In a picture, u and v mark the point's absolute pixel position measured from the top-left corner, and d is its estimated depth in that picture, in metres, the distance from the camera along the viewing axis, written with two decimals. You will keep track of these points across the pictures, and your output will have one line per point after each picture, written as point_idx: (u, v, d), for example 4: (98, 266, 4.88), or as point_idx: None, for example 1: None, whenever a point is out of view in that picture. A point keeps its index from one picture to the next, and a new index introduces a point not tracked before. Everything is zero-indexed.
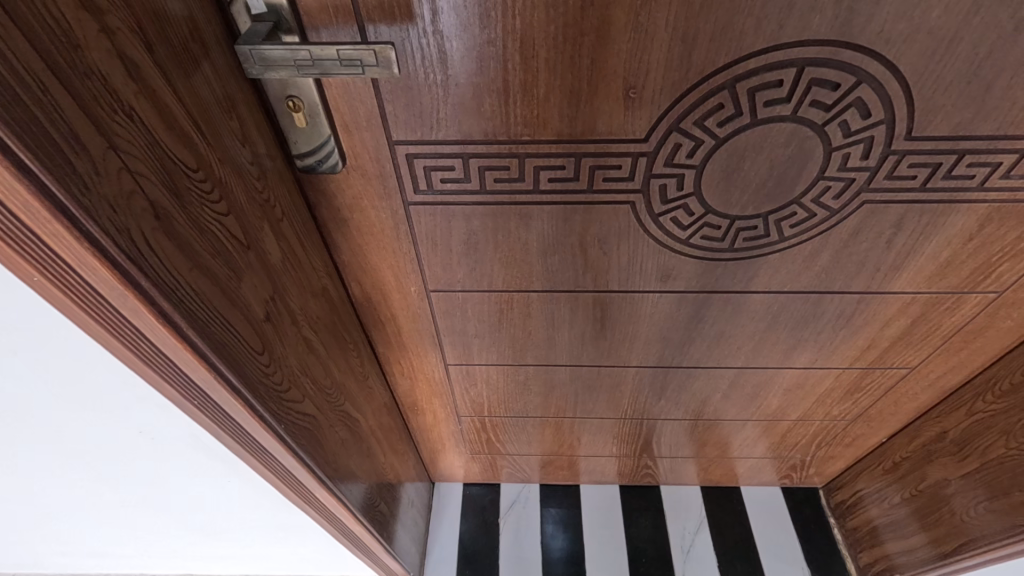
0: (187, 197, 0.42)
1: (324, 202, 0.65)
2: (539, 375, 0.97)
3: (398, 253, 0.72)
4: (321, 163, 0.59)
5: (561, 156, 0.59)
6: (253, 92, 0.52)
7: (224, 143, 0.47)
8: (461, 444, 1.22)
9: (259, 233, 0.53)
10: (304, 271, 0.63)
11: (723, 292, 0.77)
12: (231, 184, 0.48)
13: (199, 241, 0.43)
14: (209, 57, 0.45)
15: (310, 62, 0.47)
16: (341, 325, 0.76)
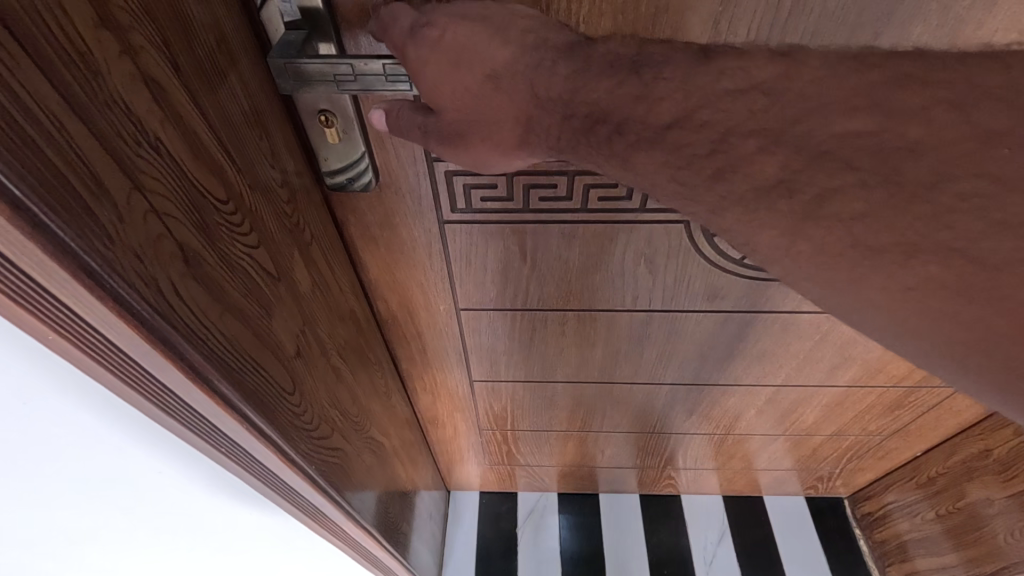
0: (216, 232, 0.37)
1: (353, 219, 0.60)
2: (567, 390, 0.92)
3: (429, 271, 0.68)
4: (353, 180, 0.55)
5: (553, 174, 0.55)
6: (282, 107, 0.47)
7: (256, 165, 0.42)
8: (479, 455, 1.18)
9: (289, 262, 0.48)
10: (332, 295, 0.58)
11: (773, 312, 0.73)
12: (261, 211, 0.43)
13: (229, 281, 0.38)
14: (239, 70, 0.40)
15: (351, 77, 0.42)
16: (366, 348, 0.71)
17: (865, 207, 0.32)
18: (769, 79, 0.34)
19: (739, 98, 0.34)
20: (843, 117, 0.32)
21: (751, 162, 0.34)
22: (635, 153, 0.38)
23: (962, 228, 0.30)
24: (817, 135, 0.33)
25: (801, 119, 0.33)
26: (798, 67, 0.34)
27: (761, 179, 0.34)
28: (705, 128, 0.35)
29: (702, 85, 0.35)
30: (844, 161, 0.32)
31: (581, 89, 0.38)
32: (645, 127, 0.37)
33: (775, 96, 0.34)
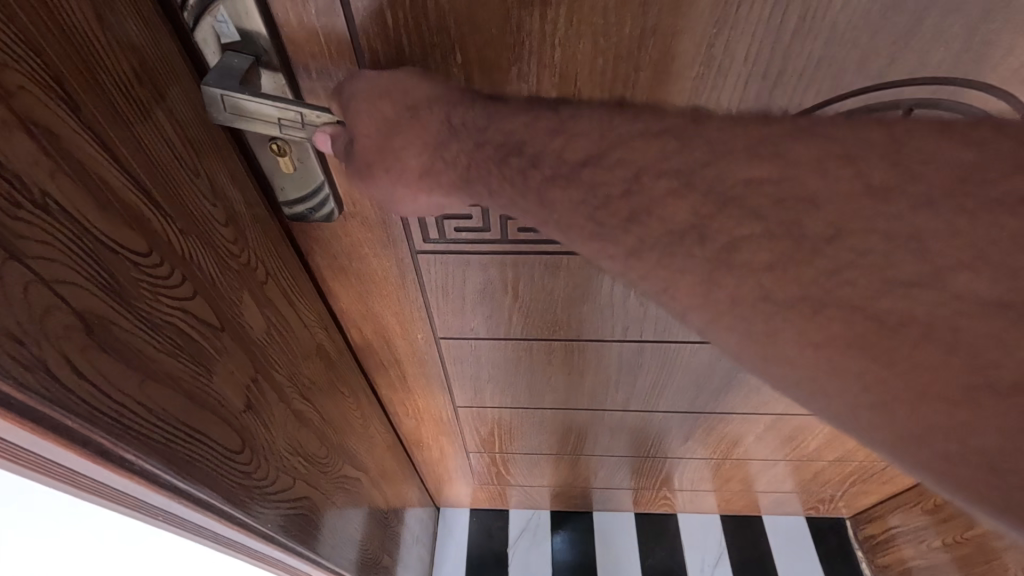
0: (135, 291, 0.33)
1: (318, 248, 0.56)
2: (556, 417, 0.88)
3: (403, 300, 0.63)
4: (313, 211, 0.50)
5: None
6: (229, 138, 0.42)
7: (192, 207, 0.38)
8: (468, 475, 1.13)
9: (236, 308, 0.43)
10: (293, 333, 0.54)
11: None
12: (199, 258, 0.38)
13: (153, 343, 0.34)
14: (169, 103, 0.35)
15: (298, 125, 0.38)
16: (339, 381, 0.67)
17: (775, 258, 0.28)
18: (677, 127, 0.31)
19: (650, 139, 0.31)
20: (750, 162, 0.29)
21: (661, 203, 0.31)
22: (550, 188, 0.34)
23: (882, 288, 0.26)
24: (722, 177, 0.29)
25: (710, 162, 0.30)
26: (705, 118, 0.31)
27: (675, 224, 0.30)
28: (618, 165, 0.32)
29: (613, 127, 0.32)
30: (751, 206, 0.28)
31: (498, 119, 0.36)
32: (558, 160, 0.34)
33: (687, 141, 0.31)
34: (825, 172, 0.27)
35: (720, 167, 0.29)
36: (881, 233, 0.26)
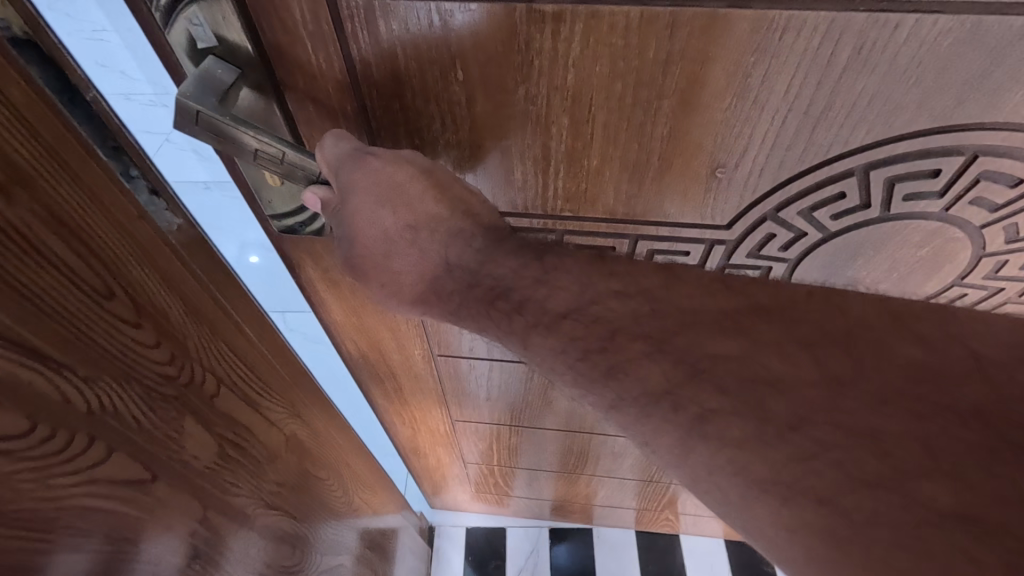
0: (7, 484, 0.30)
1: (311, 260, 0.53)
2: (557, 439, 0.85)
3: (399, 318, 0.60)
4: (303, 224, 0.47)
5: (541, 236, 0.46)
6: (169, 247, 0.39)
7: (104, 357, 0.34)
8: (466, 484, 1.10)
9: (171, 436, 0.41)
10: (253, 429, 0.51)
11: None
12: (118, 405, 0.36)
13: (32, 536, 0.31)
14: (75, 248, 0.32)
15: (277, 161, 0.36)
16: (317, 429, 0.64)
17: (744, 435, 0.28)
18: (651, 288, 0.34)
19: (624, 300, 0.34)
20: (715, 338, 0.31)
21: (632, 364, 0.33)
22: (533, 335, 0.36)
23: (849, 487, 0.25)
24: (692, 348, 0.31)
25: (681, 331, 0.32)
26: (677, 282, 0.34)
27: (651, 388, 0.32)
28: (595, 323, 0.34)
29: (594, 282, 0.35)
30: (720, 383, 0.30)
31: (488, 262, 0.38)
32: (542, 309, 0.36)
33: (659, 308, 0.34)
34: (776, 357, 0.30)
35: (687, 335, 0.32)
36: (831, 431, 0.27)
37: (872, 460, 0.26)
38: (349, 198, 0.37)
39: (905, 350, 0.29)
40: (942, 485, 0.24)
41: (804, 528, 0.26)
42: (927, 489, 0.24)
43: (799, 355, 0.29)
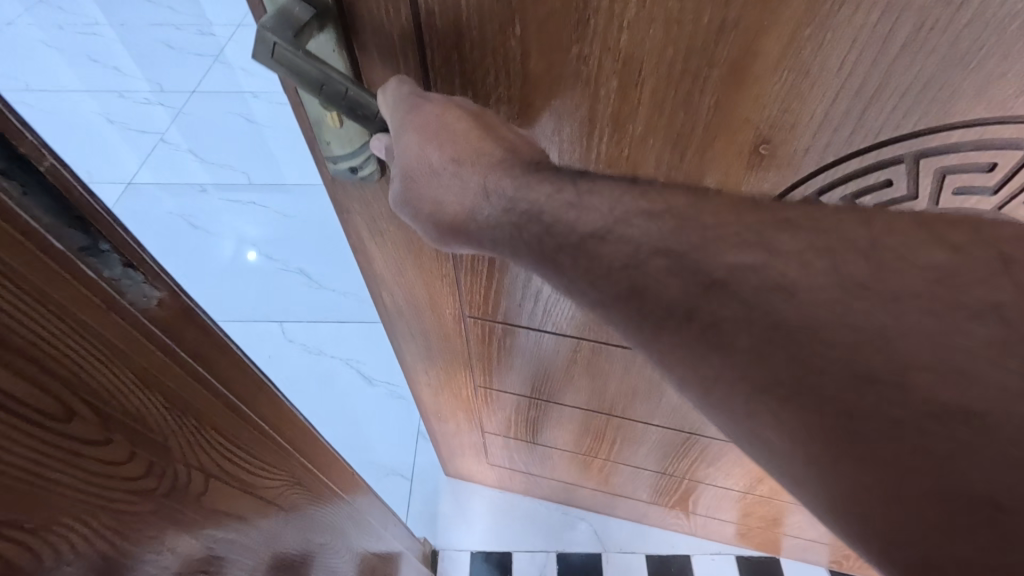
0: None
1: (359, 207, 0.56)
2: (576, 416, 0.86)
3: (436, 274, 0.62)
4: (356, 170, 0.50)
5: None
6: (144, 335, 0.35)
7: (71, 488, 0.30)
8: (483, 455, 1.12)
9: (147, 554, 0.36)
10: (252, 508, 0.47)
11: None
12: (76, 539, 0.31)
13: None
14: (29, 369, 0.27)
15: (341, 97, 0.39)
16: (319, 488, 0.60)
17: None
18: (678, 204, 0.35)
19: (650, 219, 0.35)
20: (732, 250, 0.32)
21: (659, 281, 0.34)
22: (563, 257, 0.38)
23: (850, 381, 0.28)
24: (710, 260, 0.33)
25: (700, 243, 0.33)
26: (705, 197, 0.35)
27: (669, 298, 0.34)
28: (624, 241, 0.36)
29: (624, 200, 0.36)
30: (738, 293, 0.32)
31: (525, 185, 0.38)
32: (571, 230, 0.37)
33: (684, 224, 0.34)
34: (795, 265, 0.31)
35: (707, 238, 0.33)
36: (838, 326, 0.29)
37: (877, 358, 0.28)
38: (399, 133, 0.38)
39: (927, 253, 0.29)
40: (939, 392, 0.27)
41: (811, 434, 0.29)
42: (929, 383, 0.27)
43: (814, 264, 0.30)
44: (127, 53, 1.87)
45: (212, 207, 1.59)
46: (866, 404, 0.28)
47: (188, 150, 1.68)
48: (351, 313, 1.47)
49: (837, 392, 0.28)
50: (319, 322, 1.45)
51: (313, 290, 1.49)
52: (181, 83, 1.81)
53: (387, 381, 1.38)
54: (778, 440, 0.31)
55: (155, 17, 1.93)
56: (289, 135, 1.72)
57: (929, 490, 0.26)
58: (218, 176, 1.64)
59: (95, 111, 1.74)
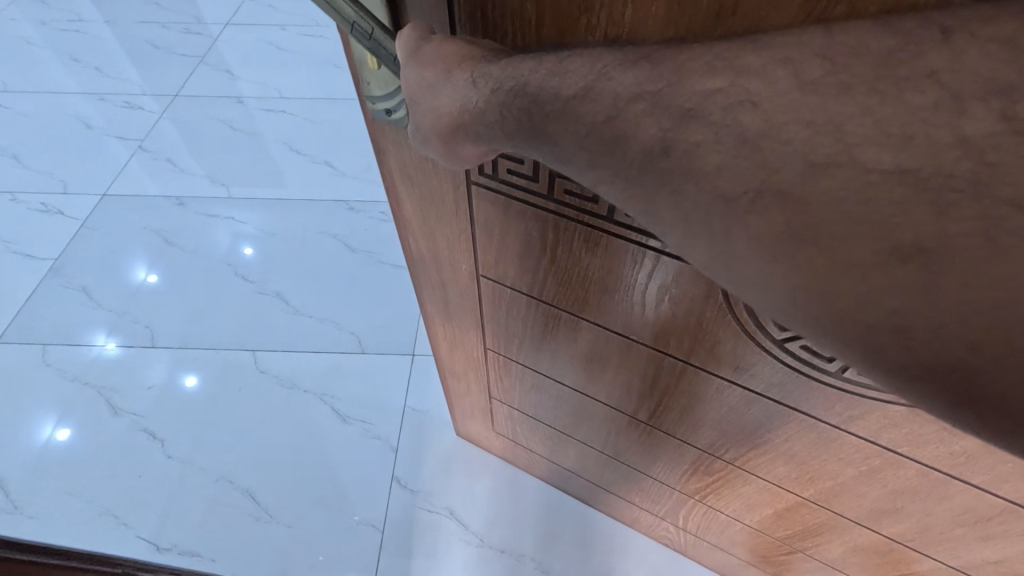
0: None
1: (394, 151, 0.61)
2: (574, 398, 0.86)
3: (455, 228, 0.66)
4: (390, 113, 0.54)
5: None
6: None
7: None
8: (488, 419, 1.14)
9: None
10: None
11: (829, 423, 0.60)
12: None
13: None
14: None
15: (367, 35, 0.44)
16: None
17: None
18: (654, 53, 0.32)
19: (627, 66, 0.32)
20: (704, 75, 0.29)
21: (635, 122, 0.30)
22: (550, 124, 0.33)
23: (804, 168, 0.26)
24: (678, 87, 0.30)
25: (675, 77, 0.30)
26: (683, 47, 0.31)
27: (643, 140, 0.30)
28: (607, 96, 0.31)
29: (604, 60, 0.32)
30: (706, 114, 0.29)
31: (512, 65, 0.35)
32: (555, 97, 0.33)
33: (654, 61, 0.31)
34: (758, 77, 0.28)
35: (682, 65, 0.30)
36: (796, 124, 0.27)
37: (830, 136, 0.26)
38: (403, 69, 0.40)
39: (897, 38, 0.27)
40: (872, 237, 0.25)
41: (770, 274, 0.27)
42: (870, 153, 0.25)
43: (775, 71, 0.28)
44: (128, 64, 2.05)
45: (189, 223, 1.66)
46: (822, 185, 0.26)
47: (167, 159, 1.80)
48: (325, 342, 1.45)
49: (794, 182, 0.26)
50: (294, 352, 1.43)
51: (288, 316, 1.49)
52: (163, 88, 1.97)
53: (361, 420, 1.34)
54: (749, 255, 0.28)
55: (151, 32, 2.14)
56: (268, 143, 1.83)
57: (875, 250, 0.25)
58: (196, 188, 1.72)
59: (75, 117, 1.90)
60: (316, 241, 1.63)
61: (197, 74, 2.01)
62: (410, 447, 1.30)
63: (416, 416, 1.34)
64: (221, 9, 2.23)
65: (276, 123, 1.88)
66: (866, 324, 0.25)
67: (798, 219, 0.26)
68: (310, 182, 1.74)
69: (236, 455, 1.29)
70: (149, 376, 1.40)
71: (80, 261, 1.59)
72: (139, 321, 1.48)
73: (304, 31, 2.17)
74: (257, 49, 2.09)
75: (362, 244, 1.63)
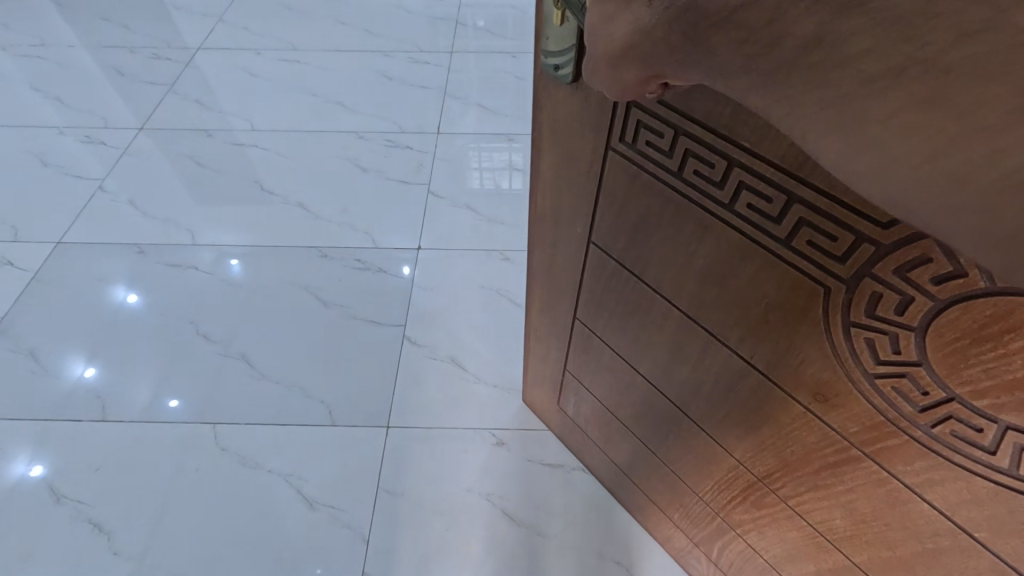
0: None
1: (548, 100, 0.66)
2: (644, 390, 0.88)
3: (581, 190, 0.71)
4: (557, 68, 0.60)
5: (716, 152, 0.51)
6: None
7: None
8: (555, 389, 1.18)
9: None
10: None
11: (901, 482, 0.57)
12: None
13: None
14: None
15: None
16: None
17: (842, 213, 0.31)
18: None
19: None
20: None
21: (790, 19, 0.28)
22: (711, 30, 0.32)
23: (953, 41, 0.23)
24: None
25: None
26: None
27: (799, 38, 0.28)
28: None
29: None
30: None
31: None
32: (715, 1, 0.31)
33: None
34: None
35: None
36: None
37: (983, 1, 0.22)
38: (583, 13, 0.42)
39: None
40: (1010, 110, 0.23)
41: (901, 149, 0.27)
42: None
43: None
44: (108, 97, 2.12)
45: (149, 271, 1.64)
46: (964, 54, 0.23)
47: (126, 201, 1.80)
48: (294, 415, 1.38)
49: (940, 50, 0.24)
50: (256, 427, 1.36)
51: (252, 380, 1.44)
52: (130, 122, 2.03)
53: (328, 505, 1.26)
54: (884, 133, 0.27)
55: (138, 73, 2.22)
56: (241, 180, 1.86)
57: (1007, 109, 0.23)
58: (158, 234, 1.72)
59: (32, 154, 1.93)
60: (290, 293, 1.59)
61: (166, 103, 2.10)
62: (380, 536, 1.22)
63: (389, 498, 1.27)
64: (190, 38, 2.38)
65: (251, 158, 1.92)
66: (979, 187, 0.25)
67: (935, 91, 0.24)
68: (283, 224, 1.74)
69: (190, 550, 1.21)
70: (97, 456, 1.32)
71: (33, 321, 1.53)
72: (91, 393, 1.41)
73: (279, 55, 2.30)
74: (229, 75, 2.21)
75: (337, 299, 1.58)
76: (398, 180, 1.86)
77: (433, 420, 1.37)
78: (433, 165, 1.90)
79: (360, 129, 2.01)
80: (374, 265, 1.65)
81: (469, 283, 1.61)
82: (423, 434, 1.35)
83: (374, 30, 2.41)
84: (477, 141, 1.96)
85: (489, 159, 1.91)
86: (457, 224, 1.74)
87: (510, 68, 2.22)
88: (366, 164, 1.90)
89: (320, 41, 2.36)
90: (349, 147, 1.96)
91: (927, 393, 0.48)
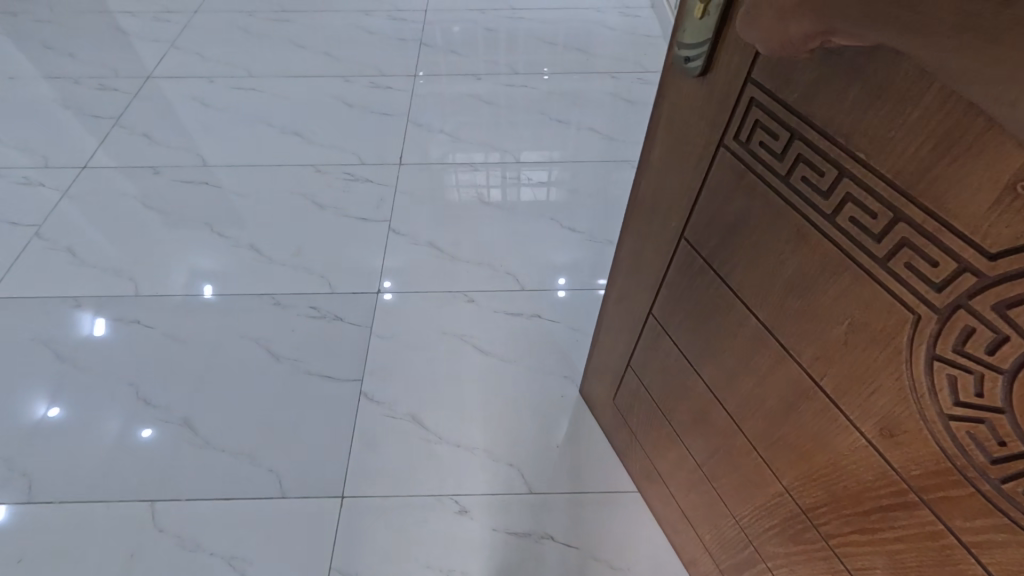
0: None
1: (673, 90, 0.68)
2: (703, 398, 0.88)
3: (686, 184, 0.72)
4: (688, 59, 0.62)
5: (829, 160, 0.52)
6: None
7: None
8: (617, 385, 1.19)
9: None
10: None
11: (956, 538, 0.54)
12: None
13: None
14: None
15: None
16: None
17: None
18: None
19: None
20: None
21: None
22: None
23: None
24: None
25: None
26: None
27: None
28: None
29: None
30: None
31: None
32: None
33: None
34: None
35: None
36: None
37: None
38: None
39: None
40: None
41: None
42: None
43: None
44: (68, 133, 2.16)
45: (80, 322, 1.62)
46: None
47: (65, 249, 1.79)
48: (235, 482, 1.34)
49: None
50: (186, 498, 1.32)
51: (187, 443, 1.40)
52: (66, 163, 2.05)
53: None
54: None
55: (87, 114, 2.24)
56: (195, 222, 1.86)
57: None
58: (101, 284, 1.70)
59: None
60: (237, 345, 1.57)
61: (117, 138, 2.14)
62: None
63: None
64: (142, 69, 2.45)
65: (200, 200, 1.93)
66: None
67: None
68: (236, 272, 1.73)
69: None
70: (17, 547, 1.26)
71: None
72: (15, 469, 1.36)
73: (235, 84, 2.37)
74: (185, 107, 2.28)
75: (288, 352, 1.56)
76: (355, 218, 1.87)
77: (389, 486, 1.34)
78: (394, 202, 1.92)
79: (316, 163, 2.05)
80: (327, 313, 1.63)
81: (431, 330, 1.61)
82: (377, 507, 1.31)
83: (336, 52, 2.51)
84: (467, 172, 2.02)
85: (471, 179, 2.00)
86: (427, 265, 1.75)
87: (479, 95, 2.30)
88: (326, 203, 1.92)
89: (281, 66, 2.45)
90: (306, 181, 1.99)
91: (1004, 444, 0.46)
